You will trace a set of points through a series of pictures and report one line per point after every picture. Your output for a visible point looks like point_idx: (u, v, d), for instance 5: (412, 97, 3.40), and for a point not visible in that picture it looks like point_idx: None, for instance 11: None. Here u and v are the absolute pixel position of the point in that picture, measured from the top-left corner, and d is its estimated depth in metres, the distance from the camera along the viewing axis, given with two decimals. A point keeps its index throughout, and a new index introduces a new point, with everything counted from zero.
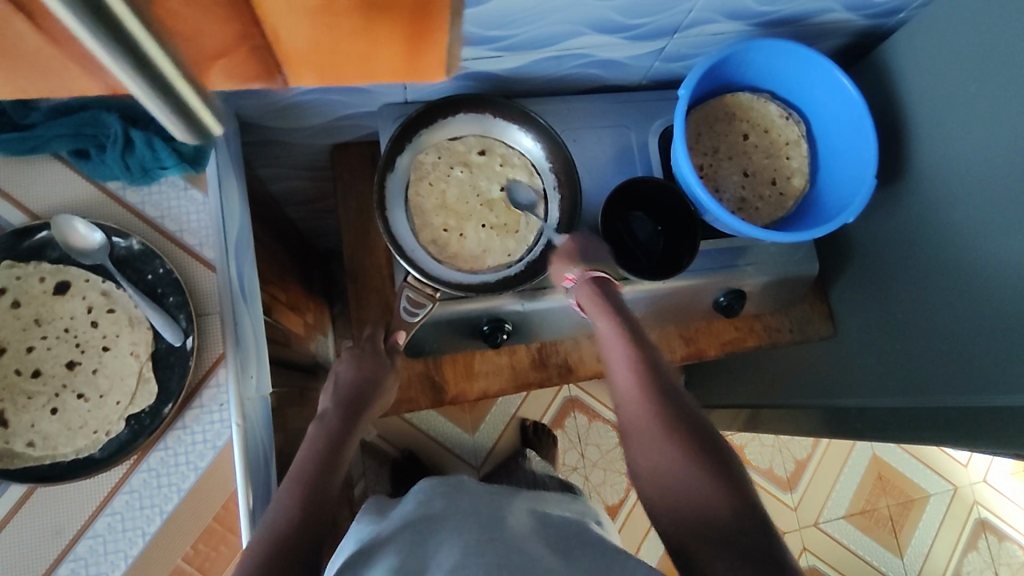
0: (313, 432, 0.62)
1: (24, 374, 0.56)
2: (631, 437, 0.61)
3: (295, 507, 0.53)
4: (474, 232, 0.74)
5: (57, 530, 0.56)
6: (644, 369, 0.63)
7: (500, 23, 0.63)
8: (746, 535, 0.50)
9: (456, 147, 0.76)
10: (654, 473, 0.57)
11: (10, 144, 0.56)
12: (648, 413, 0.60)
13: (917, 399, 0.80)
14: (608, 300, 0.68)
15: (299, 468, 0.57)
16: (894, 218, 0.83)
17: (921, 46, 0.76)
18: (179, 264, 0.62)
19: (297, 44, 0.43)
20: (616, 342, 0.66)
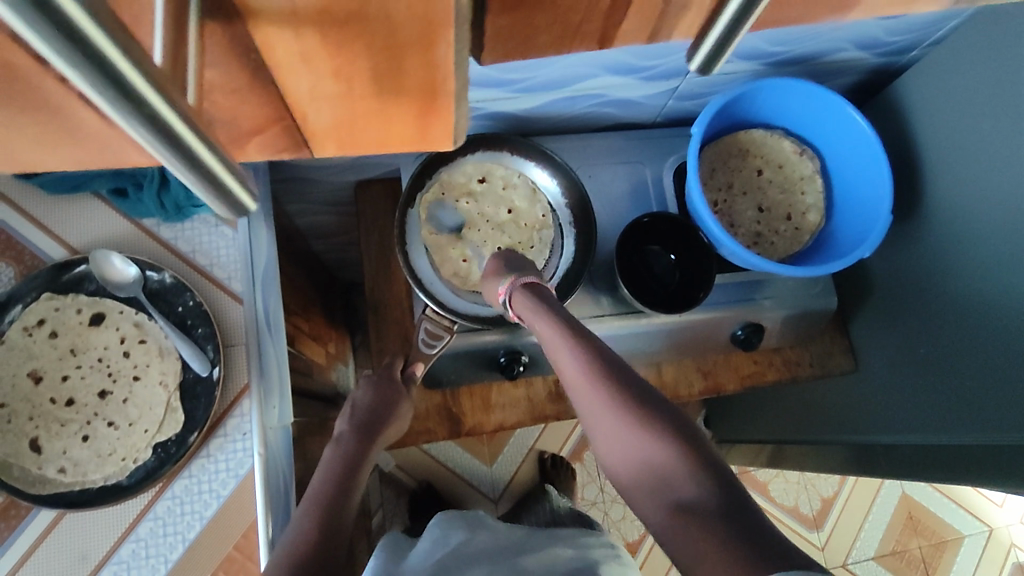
0: (329, 457, 0.63)
1: (58, 402, 0.58)
2: (598, 432, 0.57)
3: (314, 528, 0.54)
4: (491, 257, 0.76)
5: (83, 556, 0.58)
6: (589, 359, 0.58)
7: (518, 67, 0.66)
8: (722, 506, 0.47)
9: (456, 180, 0.77)
10: (629, 465, 0.54)
11: (54, 183, 0.60)
12: (605, 409, 0.56)
13: (944, 436, 0.78)
14: (539, 303, 0.63)
15: (319, 490, 0.58)
16: (914, 251, 0.83)
17: (933, 84, 0.77)
18: (208, 297, 0.64)
19: (328, 121, 0.30)
20: (555, 343, 0.60)
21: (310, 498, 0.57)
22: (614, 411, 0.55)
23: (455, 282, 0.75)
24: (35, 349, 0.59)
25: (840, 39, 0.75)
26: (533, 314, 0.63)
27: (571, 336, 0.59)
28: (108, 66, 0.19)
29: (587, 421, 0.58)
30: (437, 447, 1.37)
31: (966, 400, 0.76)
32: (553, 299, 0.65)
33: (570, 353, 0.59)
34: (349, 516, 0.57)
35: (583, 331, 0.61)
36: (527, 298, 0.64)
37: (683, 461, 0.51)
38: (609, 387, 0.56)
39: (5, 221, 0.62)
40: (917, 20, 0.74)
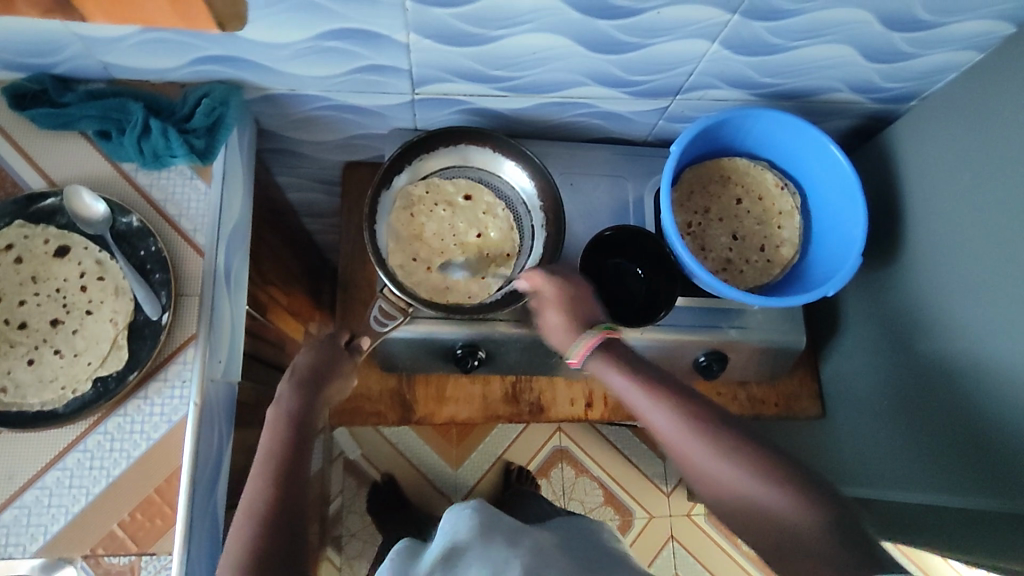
0: (273, 415, 0.61)
1: (12, 324, 0.61)
2: (699, 474, 0.58)
3: (268, 501, 0.54)
4: (442, 268, 0.76)
5: (8, 476, 0.59)
6: (679, 407, 0.59)
7: (505, 64, 0.68)
8: (838, 530, 0.51)
9: (444, 187, 0.78)
10: (733, 503, 0.56)
11: (45, 117, 0.64)
12: (703, 453, 0.57)
13: (917, 494, 0.76)
14: (620, 361, 0.64)
15: (266, 457, 0.57)
16: (891, 300, 0.82)
17: (922, 133, 0.77)
18: (171, 246, 0.65)
19: None
20: (638, 393, 0.62)
21: (259, 466, 0.57)
22: (716, 454, 0.57)
23: (397, 267, 0.74)
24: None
25: (833, 78, 0.75)
26: (612, 368, 0.64)
27: (657, 388, 0.61)
28: None
29: (681, 465, 0.59)
30: (405, 443, 1.36)
31: (938, 458, 0.74)
32: (630, 349, 0.66)
33: (654, 402, 0.61)
34: (305, 480, 0.57)
35: (664, 381, 0.62)
36: (607, 349, 0.65)
37: (793, 492, 0.54)
38: (709, 430, 0.58)
39: None
40: (912, 67, 0.74)
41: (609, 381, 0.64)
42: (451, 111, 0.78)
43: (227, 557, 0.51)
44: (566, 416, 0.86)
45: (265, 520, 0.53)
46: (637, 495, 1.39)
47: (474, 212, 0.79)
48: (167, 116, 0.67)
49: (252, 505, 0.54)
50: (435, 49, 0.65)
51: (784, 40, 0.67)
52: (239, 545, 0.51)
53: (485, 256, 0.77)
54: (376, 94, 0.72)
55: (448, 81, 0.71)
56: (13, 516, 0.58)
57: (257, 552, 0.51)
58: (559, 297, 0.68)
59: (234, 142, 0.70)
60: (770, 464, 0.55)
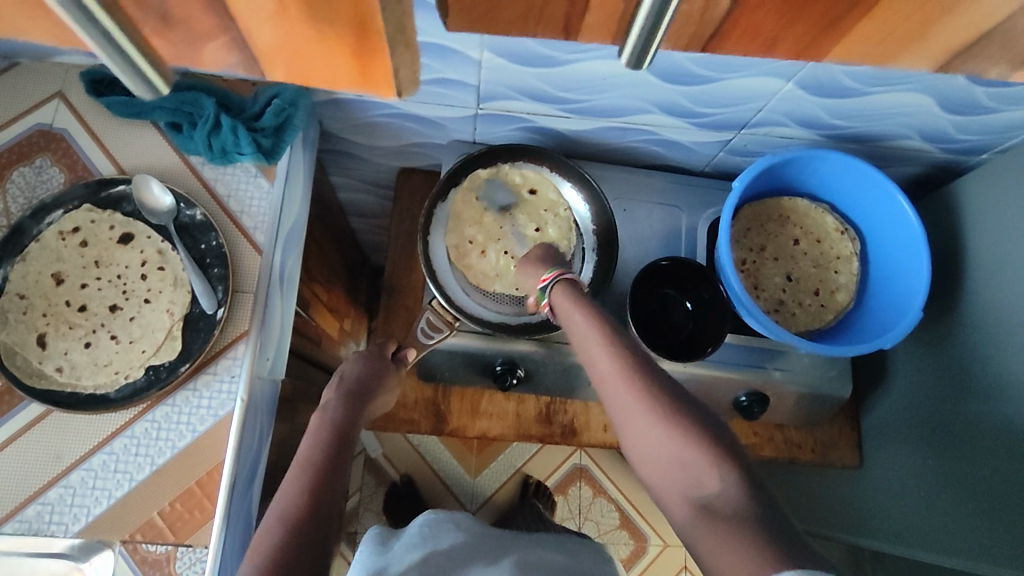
0: (315, 425, 0.62)
1: (72, 306, 0.62)
2: (622, 420, 0.54)
3: (303, 501, 0.53)
4: (495, 254, 0.76)
5: (57, 455, 0.60)
6: (619, 350, 0.57)
7: (574, 86, 0.68)
8: (753, 508, 0.45)
9: (513, 178, 0.78)
10: (652, 458, 0.51)
11: (120, 105, 0.65)
12: (630, 396, 0.54)
13: (951, 559, 0.73)
14: (580, 299, 0.63)
15: (305, 462, 0.58)
16: (944, 356, 0.79)
17: (993, 188, 0.75)
18: (231, 242, 0.66)
19: (270, 44, 0.40)
20: (587, 328, 0.60)
21: (301, 467, 0.57)
22: (643, 400, 0.53)
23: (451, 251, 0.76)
24: (64, 253, 0.62)
25: (904, 125, 0.74)
26: (570, 303, 0.63)
27: (602, 327, 0.59)
28: (98, 20, 0.33)
29: (612, 411, 0.56)
30: (426, 446, 1.37)
31: (982, 521, 0.71)
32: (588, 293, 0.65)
33: (601, 339, 0.58)
34: (342, 488, 0.57)
35: (611, 324, 0.60)
36: (565, 287, 0.64)
37: (710, 456, 0.49)
38: (642, 379, 0.54)
39: (68, 131, 0.67)
40: (990, 121, 0.72)
41: (565, 317, 0.63)
42: (512, 128, 0.78)
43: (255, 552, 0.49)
44: (597, 441, 0.85)
45: (297, 519, 0.52)
46: (653, 522, 1.37)
47: (537, 207, 0.78)
48: (237, 113, 0.67)
49: (286, 504, 0.53)
50: (507, 67, 0.64)
51: (860, 85, 0.66)
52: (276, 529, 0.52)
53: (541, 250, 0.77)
54: (441, 106, 0.73)
55: (514, 99, 0.71)
56: (58, 495, 0.59)
57: (289, 547, 0.50)
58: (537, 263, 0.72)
59: (299, 143, 0.71)
60: (701, 429, 0.50)
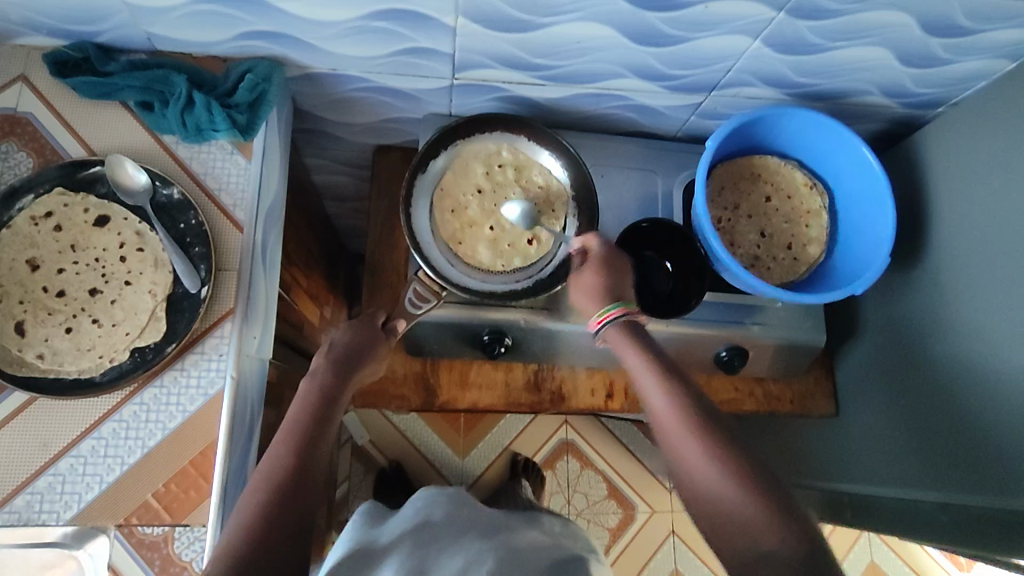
0: (303, 390, 0.62)
1: (50, 292, 0.60)
2: (685, 466, 0.57)
3: (287, 468, 0.54)
4: (457, 212, 0.76)
5: (44, 444, 0.59)
6: (687, 403, 0.59)
7: (548, 52, 0.68)
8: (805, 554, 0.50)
9: (545, 216, 0.77)
10: (721, 515, 0.54)
11: (87, 85, 0.64)
12: (689, 442, 0.57)
13: (918, 492, 0.79)
14: (638, 341, 0.64)
15: (292, 428, 0.58)
16: (911, 300, 0.83)
17: (949, 139, 0.78)
18: (212, 221, 0.66)
19: None
20: (646, 374, 0.62)
21: (286, 433, 0.57)
22: (699, 445, 0.57)
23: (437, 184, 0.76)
24: (38, 239, 0.61)
25: (866, 81, 0.77)
26: (628, 346, 0.64)
27: (664, 376, 0.61)
28: None
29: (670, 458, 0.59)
30: (412, 430, 1.37)
31: (943, 452, 0.76)
32: (651, 337, 0.66)
33: (662, 391, 0.61)
34: (323, 456, 0.57)
35: (673, 373, 0.62)
36: (629, 327, 0.66)
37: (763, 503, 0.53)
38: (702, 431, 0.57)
39: (34, 114, 0.65)
40: (945, 73, 0.75)
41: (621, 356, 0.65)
42: (487, 98, 0.78)
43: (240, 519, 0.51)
44: (585, 406, 0.87)
45: (280, 486, 0.53)
46: (640, 490, 1.40)
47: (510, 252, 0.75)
48: (209, 90, 0.67)
49: (271, 469, 0.54)
50: (482, 34, 0.65)
51: (824, 40, 0.68)
52: (264, 497, 0.52)
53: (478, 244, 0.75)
54: (416, 77, 0.73)
55: (488, 67, 0.71)
56: (47, 483, 0.58)
57: (273, 514, 0.51)
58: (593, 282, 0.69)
59: (274, 120, 0.70)
60: (746, 472, 0.55)
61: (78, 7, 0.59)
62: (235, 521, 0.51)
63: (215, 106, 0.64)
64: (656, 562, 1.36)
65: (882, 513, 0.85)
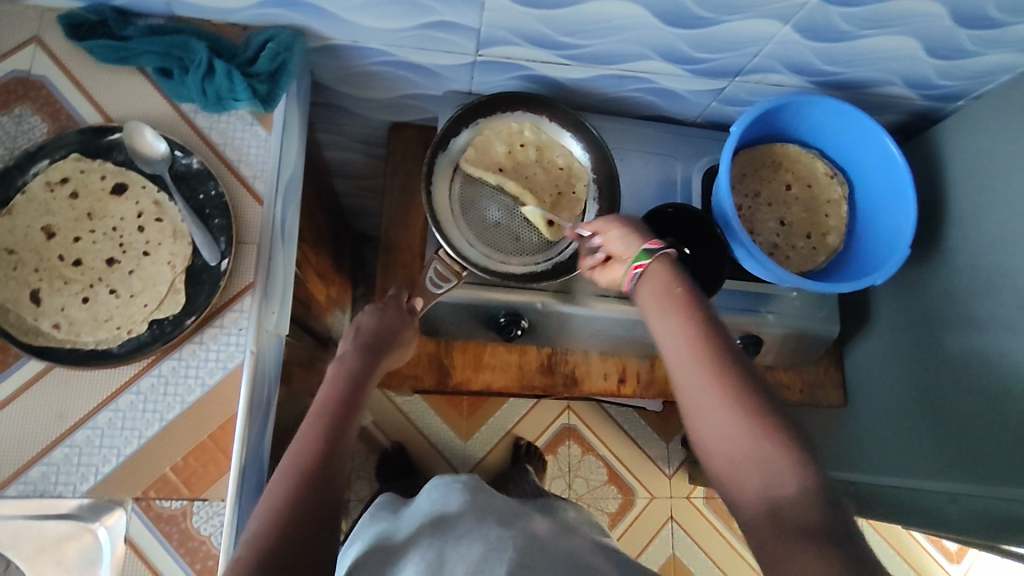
0: (331, 375, 0.62)
1: (66, 260, 0.59)
2: (707, 422, 0.53)
3: (314, 450, 0.54)
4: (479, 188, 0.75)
5: (59, 415, 0.58)
6: (719, 356, 0.54)
7: (576, 30, 0.67)
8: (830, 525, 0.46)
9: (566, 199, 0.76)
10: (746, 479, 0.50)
11: (105, 50, 0.62)
12: (718, 395, 0.52)
13: (932, 481, 0.79)
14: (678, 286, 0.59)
15: (320, 411, 0.58)
16: (924, 293, 0.83)
17: (970, 132, 0.78)
18: (231, 193, 0.64)
19: None
20: (680, 325, 0.57)
21: (317, 417, 0.57)
22: (730, 401, 0.52)
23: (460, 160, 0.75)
24: (53, 206, 0.59)
25: (890, 71, 0.76)
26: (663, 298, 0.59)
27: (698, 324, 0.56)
28: None
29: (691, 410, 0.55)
30: (415, 412, 1.37)
31: (959, 444, 0.76)
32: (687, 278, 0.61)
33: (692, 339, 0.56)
34: (350, 440, 0.57)
35: (712, 325, 0.57)
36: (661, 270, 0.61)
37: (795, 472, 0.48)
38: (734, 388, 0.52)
39: (47, 77, 0.63)
40: (970, 66, 0.75)
41: (650, 300, 0.60)
42: (509, 77, 0.77)
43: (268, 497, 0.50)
44: (599, 390, 0.87)
45: (309, 469, 0.53)
46: (640, 476, 1.41)
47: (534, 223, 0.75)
48: (229, 59, 0.66)
49: (301, 452, 0.54)
50: (511, 9, 0.64)
51: (854, 27, 0.67)
52: (295, 479, 0.52)
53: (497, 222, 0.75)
54: (439, 52, 0.71)
55: (514, 45, 0.70)
56: (63, 455, 0.57)
57: (302, 493, 0.51)
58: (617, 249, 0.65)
59: (295, 92, 0.69)
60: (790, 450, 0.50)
61: None
62: (265, 503, 0.51)
63: (237, 75, 0.62)
64: (654, 547, 1.38)
65: (891, 502, 0.86)
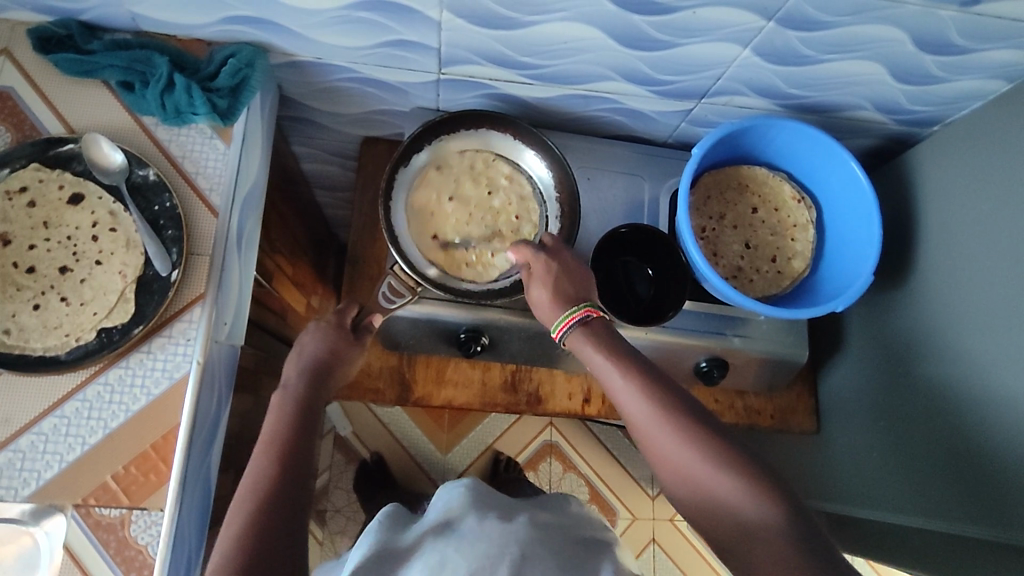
0: (279, 401, 0.62)
1: (20, 268, 0.60)
2: (663, 460, 0.56)
3: (272, 474, 0.54)
4: (461, 180, 0.77)
5: (5, 419, 0.59)
6: (653, 393, 0.58)
7: (535, 51, 0.68)
8: (795, 529, 0.50)
9: (487, 261, 0.75)
10: (712, 504, 0.53)
11: (68, 62, 0.64)
12: (668, 436, 0.56)
13: (912, 517, 0.76)
14: (604, 338, 0.62)
15: (272, 435, 0.58)
16: (895, 319, 0.82)
17: (942, 158, 0.77)
18: (186, 204, 0.65)
19: None
20: (612, 374, 0.60)
21: (267, 442, 0.58)
22: (679, 439, 0.55)
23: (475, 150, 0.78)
24: (10, 214, 0.61)
25: (859, 95, 0.75)
26: (589, 345, 0.63)
27: (626, 366, 0.60)
28: None
29: (646, 450, 0.58)
30: (396, 424, 1.37)
31: (929, 481, 0.74)
32: (613, 329, 0.64)
33: (627, 383, 0.59)
34: (309, 462, 0.58)
35: (655, 375, 0.60)
36: (593, 323, 0.63)
37: (750, 487, 0.52)
38: (680, 423, 0.56)
39: (14, 89, 0.65)
40: (939, 92, 0.74)
41: (586, 356, 0.63)
42: (475, 94, 0.78)
43: (231, 527, 0.51)
44: (562, 410, 0.86)
45: (268, 492, 0.53)
46: (621, 495, 1.39)
47: (473, 269, 0.74)
48: (192, 73, 0.67)
49: (258, 476, 0.54)
50: (467, 29, 0.64)
51: (816, 52, 0.67)
52: (253, 504, 0.52)
53: (441, 215, 0.75)
54: (402, 70, 0.72)
55: (475, 64, 0.71)
56: (8, 459, 0.58)
57: (263, 518, 0.51)
58: (547, 272, 0.67)
59: (257, 105, 0.69)
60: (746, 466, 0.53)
61: None
62: (225, 532, 0.51)
63: (196, 88, 0.64)
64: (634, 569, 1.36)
65: (863, 532, 0.83)
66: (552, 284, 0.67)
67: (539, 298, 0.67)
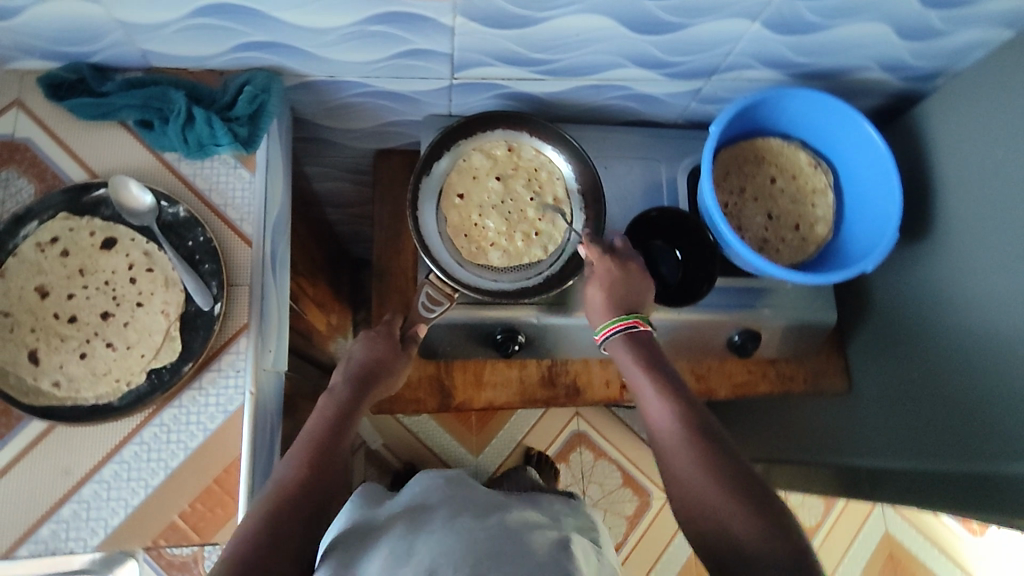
0: (320, 406, 0.63)
1: (61, 318, 0.60)
2: (675, 477, 0.58)
3: (298, 477, 0.55)
4: (517, 176, 0.77)
5: (66, 471, 0.58)
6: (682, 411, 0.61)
7: (545, 46, 0.68)
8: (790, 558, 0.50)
9: (475, 256, 0.74)
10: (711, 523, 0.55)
11: (84, 107, 0.63)
12: (687, 452, 0.58)
13: (940, 463, 0.78)
14: (648, 358, 0.65)
15: (306, 440, 0.59)
16: (918, 273, 0.83)
17: (950, 110, 0.78)
18: (219, 236, 0.65)
19: None
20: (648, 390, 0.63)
21: (298, 445, 0.58)
22: (696, 456, 0.57)
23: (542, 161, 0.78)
24: (45, 265, 0.60)
25: (864, 57, 0.76)
26: (626, 357, 0.66)
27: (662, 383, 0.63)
28: None
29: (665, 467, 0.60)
30: (425, 431, 1.37)
31: (959, 425, 0.76)
32: (658, 351, 0.67)
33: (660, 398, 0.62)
34: (336, 466, 0.58)
35: (684, 398, 0.62)
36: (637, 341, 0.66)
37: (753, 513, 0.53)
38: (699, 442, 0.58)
39: (32, 140, 0.64)
40: (944, 45, 0.75)
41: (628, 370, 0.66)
42: (486, 96, 0.78)
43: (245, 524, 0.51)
44: (601, 398, 0.87)
45: (289, 496, 0.54)
46: (655, 476, 1.40)
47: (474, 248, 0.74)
48: (208, 104, 0.66)
49: (284, 478, 0.55)
50: (479, 32, 0.64)
51: (822, 18, 0.67)
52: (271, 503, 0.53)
53: (481, 191, 0.76)
54: (415, 79, 0.72)
55: (487, 65, 0.71)
56: (72, 511, 0.58)
57: (280, 527, 0.52)
58: (608, 275, 0.69)
59: (275, 130, 0.69)
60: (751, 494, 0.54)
61: (73, 29, 0.59)
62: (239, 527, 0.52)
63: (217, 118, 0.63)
64: (675, 547, 1.37)
65: (892, 485, 0.85)
66: (612, 286, 0.68)
67: (597, 299, 0.69)
